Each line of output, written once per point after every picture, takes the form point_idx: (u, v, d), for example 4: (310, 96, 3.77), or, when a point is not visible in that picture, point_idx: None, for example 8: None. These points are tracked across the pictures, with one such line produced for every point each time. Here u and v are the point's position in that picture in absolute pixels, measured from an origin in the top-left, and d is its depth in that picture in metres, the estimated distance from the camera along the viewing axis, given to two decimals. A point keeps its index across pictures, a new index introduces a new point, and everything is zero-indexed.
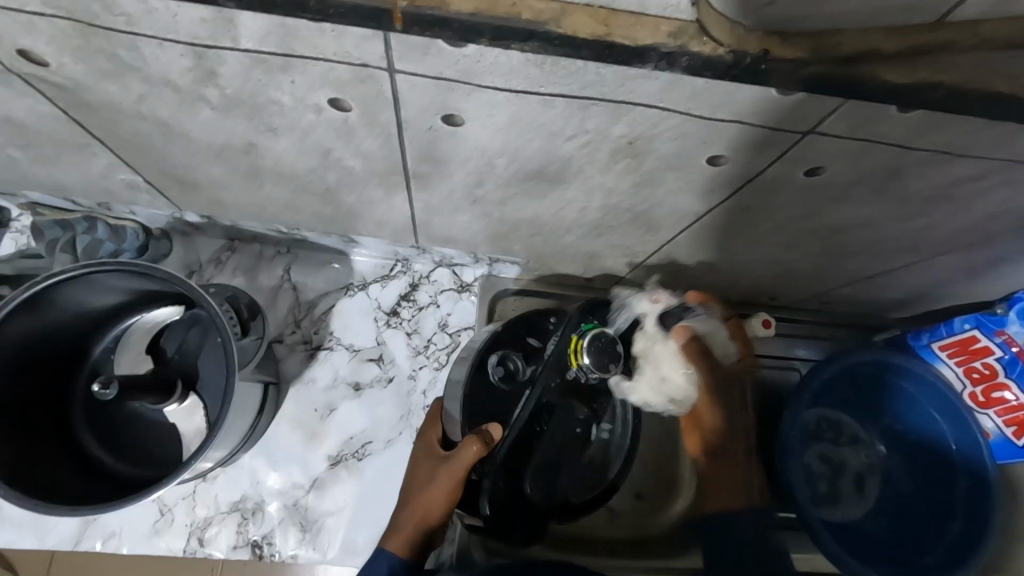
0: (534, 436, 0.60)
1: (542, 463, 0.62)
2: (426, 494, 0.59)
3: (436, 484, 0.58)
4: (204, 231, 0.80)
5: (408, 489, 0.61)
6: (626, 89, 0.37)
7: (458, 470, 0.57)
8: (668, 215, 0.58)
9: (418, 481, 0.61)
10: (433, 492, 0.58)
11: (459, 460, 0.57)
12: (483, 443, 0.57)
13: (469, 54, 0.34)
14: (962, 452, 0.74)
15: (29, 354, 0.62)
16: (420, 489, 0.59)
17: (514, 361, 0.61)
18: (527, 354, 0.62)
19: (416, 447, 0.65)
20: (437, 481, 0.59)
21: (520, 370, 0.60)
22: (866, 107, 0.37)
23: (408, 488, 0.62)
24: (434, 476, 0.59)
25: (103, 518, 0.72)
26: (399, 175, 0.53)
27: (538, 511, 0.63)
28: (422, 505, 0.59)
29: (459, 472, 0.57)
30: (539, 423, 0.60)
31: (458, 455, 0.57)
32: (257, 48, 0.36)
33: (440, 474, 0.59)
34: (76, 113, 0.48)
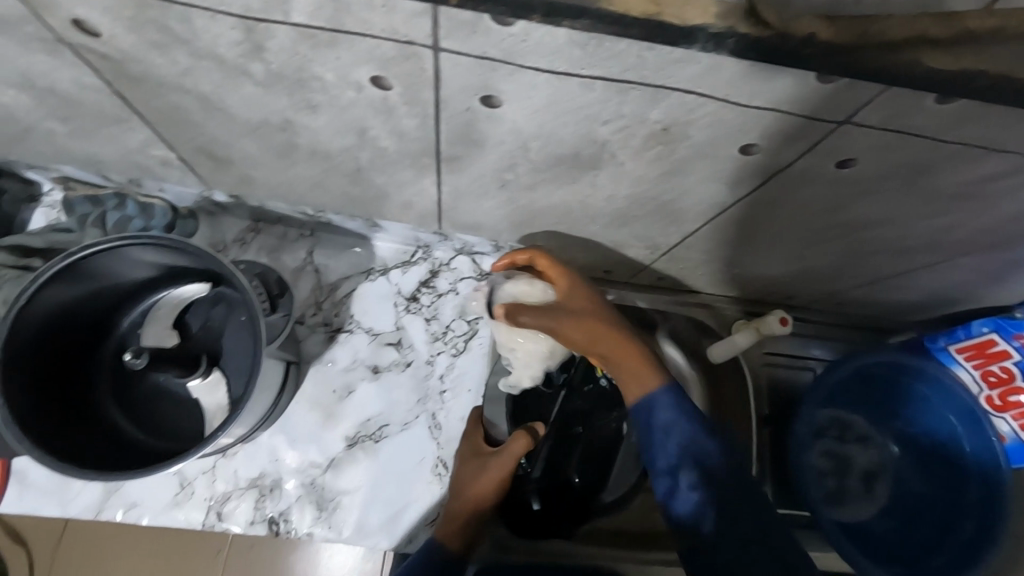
0: (573, 434, 0.73)
1: (584, 459, 0.74)
2: (478, 484, 0.64)
3: (489, 474, 0.64)
4: (230, 211, 0.81)
5: (458, 484, 0.66)
6: (665, 73, 0.38)
7: (509, 460, 0.64)
8: (694, 206, 0.58)
9: (468, 475, 0.66)
10: (486, 482, 0.64)
11: (509, 451, 0.64)
12: (531, 436, 0.64)
13: (516, 33, 0.35)
14: (976, 456, 0.74)
15: (62, 324, 0.63)
16: (472, 480, 0.65)
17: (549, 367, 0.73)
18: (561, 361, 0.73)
19: (460, 450, 0.71)
20: (489, 472, 0.64)
21: (555, 375, 0.73)
22: (902, 98, 0.37)
23: (457, 483, 0.66)
24: (484, 468, 0.65)
25: (125, 489, 0.73)
26: (432, 157, 0.54)
27: (580, 498, 0.74)
28: (475, 495, 0.63)
29: (510, 462, 0.63)
30: (575, 424, 0.73)
31: (508, 448, 0.64)
32: (307, 22, 0.37)
33: (491, 466, 0.65)
34: (120, 87, 0.49)
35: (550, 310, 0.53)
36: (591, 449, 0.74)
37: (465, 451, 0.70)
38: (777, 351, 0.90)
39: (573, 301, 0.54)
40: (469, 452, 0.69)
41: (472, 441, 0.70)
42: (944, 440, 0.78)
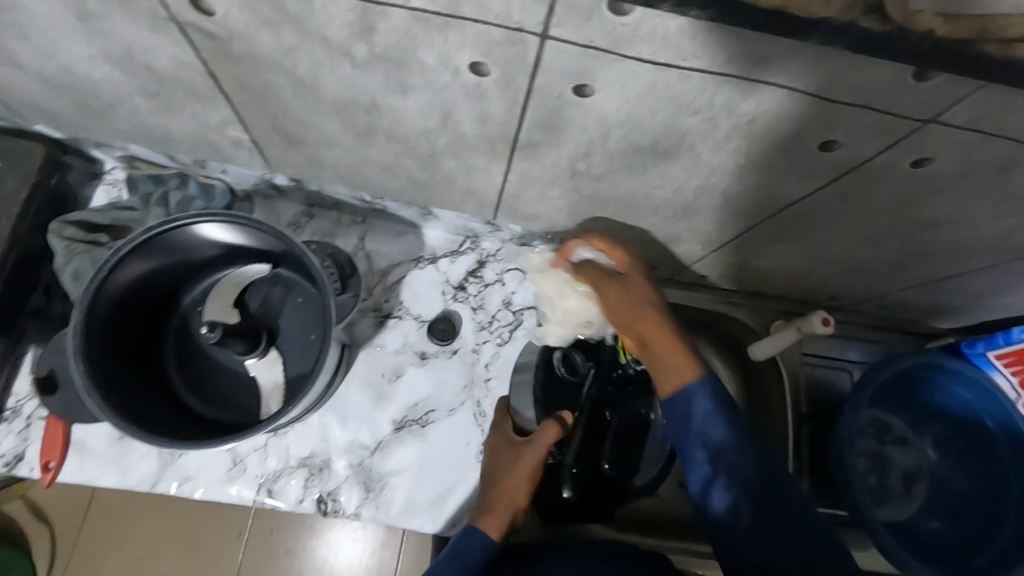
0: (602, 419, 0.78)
1: (614, 443, 0.79)
2: (515, 473, 0.66)
3: (524, 462, 0.67)
4: (286, 196, 0.82)
5: (493, 475, 0.69)
6: (767, 65, 0.39)
7: (542, 448, 0.67)
8: (760, 200, 0.59)
9: (503, 465, 0.68)
10: (521, 469, 0.66)
11: (543, 439, 0.67)
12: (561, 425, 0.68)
13: (630, 22, 0.37)
14: (1014, 458, 0.75)
15: (136, 295, 0.65)
16: (508, 469, 0.67)
17: (575, 357, 0.80)
18: (585, 352, 0.81)
19: (490, 441, 0.74)
20: (523, 460, 0.67)
21: (581, 364, 0.80)
22: (998, 96, 0.39)
23: (491, 475, 0.69)
24: (519, 457, 0.68)
25: (180, 463, 0.74)
26: (509, 144, 0.56)
27: (614, 484, 0.79)
28: (512, 483, 0.66)
29: (543, 449, 0.67)
30: (604, 410, 0.79)
31: (540, 436, 0.68)
32: (425, 6, 0.38)
33: (525, 454, 0.68)
34: (215, 65, 0.50)
35: (608, 284, 0.64)
36: (619, 433, 0.80)
37: (496, 442, 0.72)
38: (814, 351, 0.91)
39: (632, 282, 0.63)
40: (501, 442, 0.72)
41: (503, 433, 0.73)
42: (984, 442, 0.79)
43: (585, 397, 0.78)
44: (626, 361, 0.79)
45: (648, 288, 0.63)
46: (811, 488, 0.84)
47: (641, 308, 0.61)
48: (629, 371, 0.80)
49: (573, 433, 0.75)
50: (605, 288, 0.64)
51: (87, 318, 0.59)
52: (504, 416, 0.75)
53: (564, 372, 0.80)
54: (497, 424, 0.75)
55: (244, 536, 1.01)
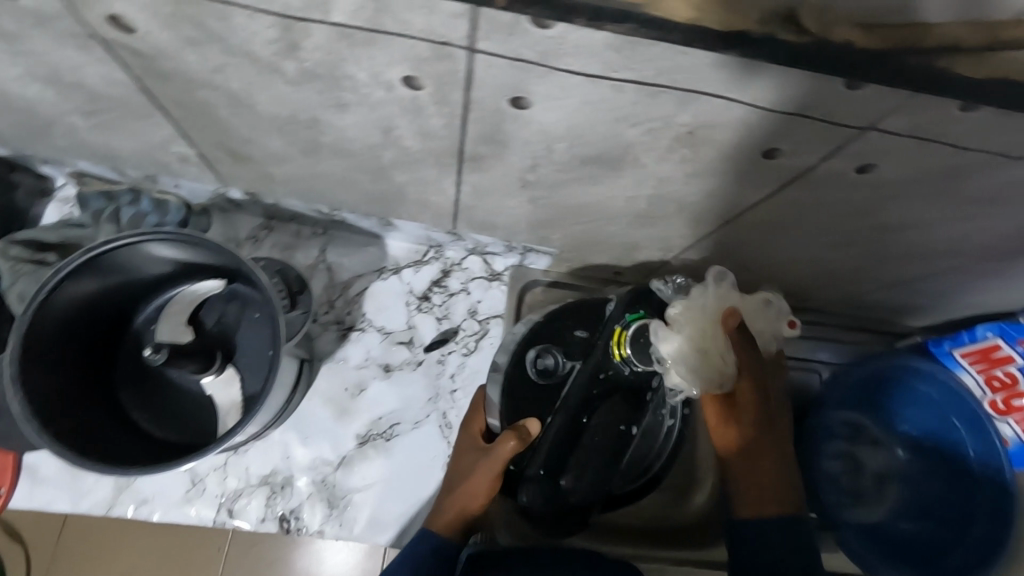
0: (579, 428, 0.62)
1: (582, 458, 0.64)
2: (468, 481, 0.62)
3: (477, 474, 0.62)
4: (244, 209, 0.81)
5: (451, 478, 0.65)
6: (699, 76, 0.38)
7: (497, 461, 0.61)
8: (715, 208, 0.59)
9: (461, 470, 0.64)
10: (473, 481, 0.62)
11: (496, 452, 0.61)
12: (519, 438, 0.60)
13: (554, 35, 0.36)
14: (979, 456, 0.73)
15: (82, 318, 0.63)
16: (462, 477, 0.63)
17: (553, 356, 0.65)
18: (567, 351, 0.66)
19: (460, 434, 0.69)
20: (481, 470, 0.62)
21: (559, 365, 0.64)
22: (932, 105, 0.38)
23: (451, 477, 0.65)
24: (474, 466, 0.63)
25: (136, 485, 0.73)
26: (455, 156, 0.55)
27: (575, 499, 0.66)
28: (464, 493, 0.62)
29: (496, 464, 0.60)
30: (584, 414, 0.62)
31: (495, 449, 0.61)
32: (346, 22, 0.37)
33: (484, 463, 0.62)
34: (148, 82, 0.49)
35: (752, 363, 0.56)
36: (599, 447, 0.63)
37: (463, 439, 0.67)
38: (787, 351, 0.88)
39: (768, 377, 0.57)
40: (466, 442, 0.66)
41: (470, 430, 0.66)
42: (950, 442, 0.77)
43: (566, 397, 0.61)
44: (621, 361, 0.60)
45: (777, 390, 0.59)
46: None
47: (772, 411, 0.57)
48: (623, 374, 0.61)
49: (541, 437, 0.61)
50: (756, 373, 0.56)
51: (24, 344, 0.56)
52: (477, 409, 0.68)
53: (536, 372, 0.65)
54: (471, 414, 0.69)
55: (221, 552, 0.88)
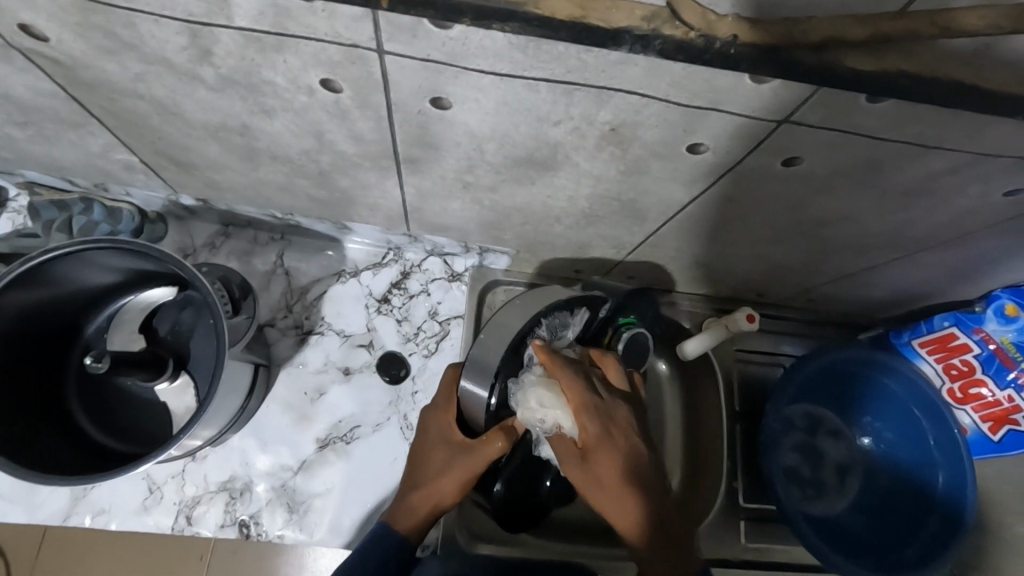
0: None
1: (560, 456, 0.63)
2: (442, 478, 0.58)
3: (454, 473, 0.58)
4: (199, 215, 0.81)
5: (420, 470, 0.61)
6: (607, 74, 0.38)
7: (480, 463, 0.57)
8: (655, 205, 0.59)
9: (433, 465, 0.59)
10: (449, 480, 0.58)
11: (480, 454, 0.56)
12: (507, 441, 0.56)
13: (455, 36, 0.36)
14: (940, 447, 0.74)
15: (26, 329, 0.63)
16: (436, 475, 0.59)
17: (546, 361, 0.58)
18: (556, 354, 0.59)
19: (427, 417, 0.63)
20: (456, 468, 0.58)
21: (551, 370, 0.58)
22: (838, 96, 0.38)
23: (420, 469, 0.61)
24: (450, 465, 0.58)
25: (93, 495, 0.73)
26: (391, 159, 0.55)
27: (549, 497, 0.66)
28: (435, 490, 0.59)
29: (477, 466, 0.57)
30: None
31: (477, 450, 0.56)
32: (251, 27, 0.37)
33: (460, 460, 0.58)
34: (74, 91, 0.49)
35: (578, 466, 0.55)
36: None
37: (433, 428, 0.61)
38: (748, 348, 0.88)
39: (598, 463, 0.55)
40: (438, 433, 0.60)
41: (443, 418, 0.61)
42: (912, 435, 0.77)
43: None
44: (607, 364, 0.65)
45: (618, 460, 0.55)
46: (744, 484, 0.82)
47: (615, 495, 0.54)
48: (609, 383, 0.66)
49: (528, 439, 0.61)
50: (585, 482, 0.55)
51: None
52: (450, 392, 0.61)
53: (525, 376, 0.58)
54: (440, 395, 0.62)
55: (205, 560, 0.82)
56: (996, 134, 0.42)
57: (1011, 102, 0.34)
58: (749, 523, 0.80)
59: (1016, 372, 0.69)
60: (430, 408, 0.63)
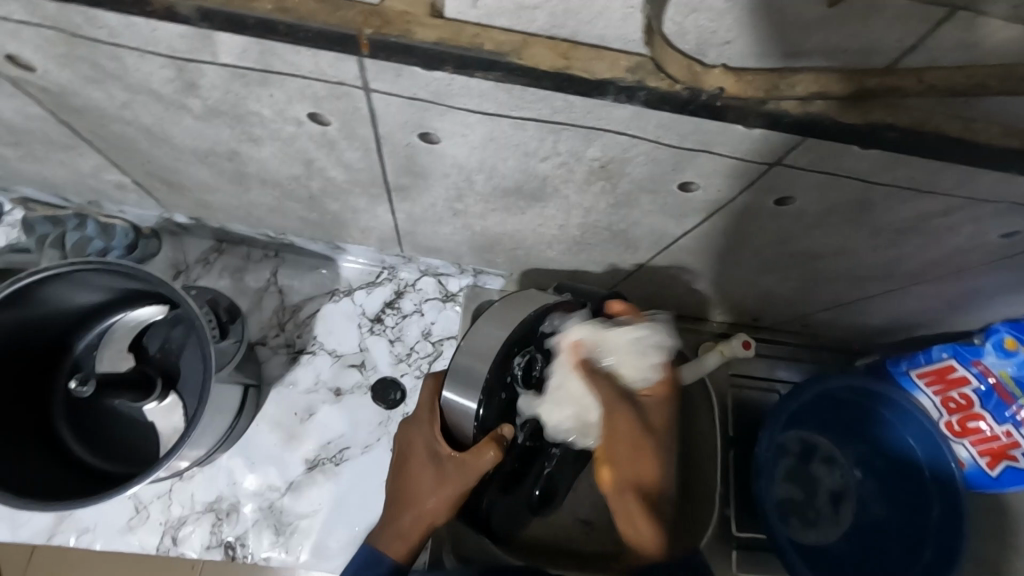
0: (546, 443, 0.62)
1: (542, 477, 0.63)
2: (436, 493, 0.56)
3: (448, 487, 0.56)
4: (192, 231, 0.81)
5: (410, 484, 0.58)
6: (594, 116, 0.38)
7: (474, 474, 0.54)
8: (646, 236, 0.58)
9: (423, 480, 0.57)
10: (440, 496, 0.56)
11: (472, 467, 0.54)
12: (499, 449, 0.53)
13: (440, 78, 0.35)
14: (938, 482, 0.74)
15: (13, 349, 0.63)
16: (428, 488, 0.57)
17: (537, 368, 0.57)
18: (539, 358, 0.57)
19: (412, 429, 0.60)
20: (445, 487, 0.56)
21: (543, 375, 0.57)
22: (830, 143, 0.38)
23: (410, 483, 0.58)
24: (442, 478, 0.56)
25: (77, 514, 0.73)
26: (381, 187, 0.55)
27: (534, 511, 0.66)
28: (428, 506, 0.57)
29: (472, 477, 0.55)
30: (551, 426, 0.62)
31: (470, 463, 0.54)
32: (235, 64, 0.37)
33: (448, 480, 0.56)
34: (63, 115, 0.49)
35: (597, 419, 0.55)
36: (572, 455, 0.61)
37: (419, 440, 0.59)
38: (746, 372, 0.86)
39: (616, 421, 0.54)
40: (425, 445, 0.58)
41: (429, 431, 0.58)
42: (905, 465, 0.77)
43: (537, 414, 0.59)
44: None
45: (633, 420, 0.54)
46: (737, 511, 0.81)
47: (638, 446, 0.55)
48: None
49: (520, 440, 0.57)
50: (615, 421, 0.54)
51: None
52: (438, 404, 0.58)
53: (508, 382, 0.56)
54: (424, 407, 0.60)
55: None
56: (988, 181, 0.41)
57: (1000, 154, 0.34)
58: (742, 551, 0.79)
59: (1015, 408, 0.69)
60: (415, 420, 0.61)
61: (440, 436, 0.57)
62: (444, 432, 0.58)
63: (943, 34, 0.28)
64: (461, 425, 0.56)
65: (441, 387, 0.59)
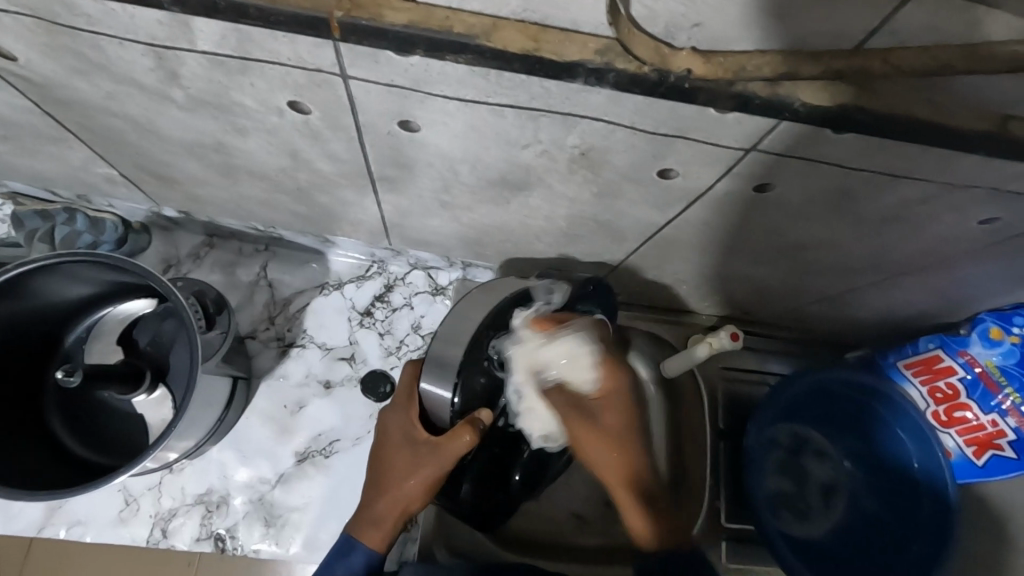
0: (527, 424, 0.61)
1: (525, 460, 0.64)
2: (411, 479, 0.57)
3: (424, 471, 0.57)
4: (183, 226, 0.82)
5: (385, 470, 0.59)
6: (571, 102, 0.38)
7: (450, 458, 0.55)
8: (631, 226, 0.58)
9: (398, 467, 0.58)
10: (416, 482, 0.57)
11: (448, 451, 0.55)
12: (475, 433, 0.54)
13: (416, 63, 0.36)
14: (924, 472, 0.73)
15: (2, 341, 0.63)
16: (403, 473, 0.57)
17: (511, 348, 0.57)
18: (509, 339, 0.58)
19: (388, 414, 0.61)
20: (420, 473, 0.57)
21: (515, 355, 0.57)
22: (804, 128, 0.38)
23: (385, 469, 0.59)
24: (418, 463, 0.57)
25: (68, 506, 0.73)
26: (368, 179, 0.55)
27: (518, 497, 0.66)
28: (403, 492, 0.57)
29: (448, 462, 0.56)
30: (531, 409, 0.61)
31: (447, 447, 0.55)
32: (214, 51, 0.37)
33: (423, 465, 0.57)
34: (48, 107, 0.49)
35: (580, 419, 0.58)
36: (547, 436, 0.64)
37: (395, 426, 0.59)
38: (735, 364, 0.87)
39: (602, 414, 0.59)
40: (402, 431, 0.59)
41: (406, 416, 0.59)
42: (897, 458, 0.76)
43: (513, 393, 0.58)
44: None
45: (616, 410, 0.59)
46: (727, 503, 0.81)
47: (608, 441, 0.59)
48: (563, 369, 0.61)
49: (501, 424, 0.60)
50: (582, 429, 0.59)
51: None
52: (414, 390, 0.59)
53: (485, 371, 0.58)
54: (402, 392, 0.60)
55: None
56: (965, 165, 0.41)
57: (971, 137, 0.34)
58: (732, 542, 0.79)
59: (1001, 397, 0.68)
60: (392, 406, 0.61)
61: (417, 421, 0.58)
62: (421, 417, 0.59)
63: (907, 15, 0.29)
64: (439, 412, 0.58)
65: (418, 372, 0.60)
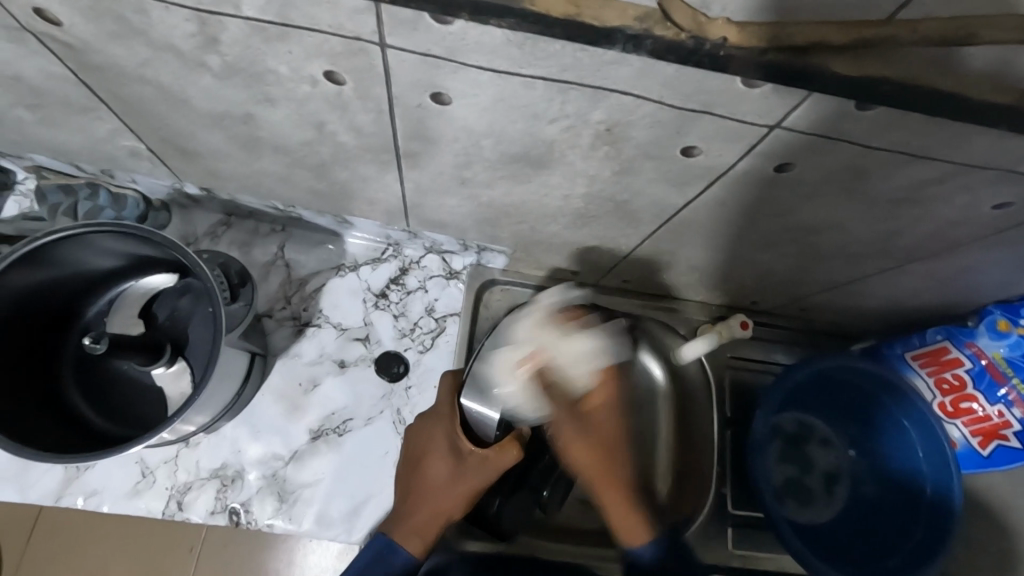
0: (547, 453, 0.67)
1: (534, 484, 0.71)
2: (455, 488, 0.59)
3: (469, 481, 0.59)
4: (200, 205, 0.83)
5: (424, 476, 0.60)
6: (601, 75, 0.39)
7: (495, 467, 0.58)
8: (647, 207, 0.59)
9: (440, 477, 0.59)
10: (461, 490, 0.59)
11: (496, 462, 0.58)
12: (521, 446, 0.58)
13: (455, 32, 0.37)
14: (929, 460, 0.74)
15: (25, 308, 0.65)
16: (448, 480, 0.59)
17: None
18: None
19: (429, 425, 0.63)
20: (464, 481, 0.59)
21: None
22: (830, 102, 0.39)
23: (429, 474, 0.60)
24: (465, 472, 0.59)
25: (85, 477, 0.74)
26: (391, 153, 0.56)
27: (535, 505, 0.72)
28: (450, 496, 0.59)
29: (495, 471, 0.59)
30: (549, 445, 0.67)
31: (496, 456, 0.58)
32: (257, 17, 0.39)
33: (468, 474, 0.59)
34: (83, 74, 0.51)
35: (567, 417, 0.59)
36: None
37: (439, 434, 0.61)
38: (743, 355, 0.87)
39: (593, 416, 0.60)
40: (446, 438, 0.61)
41: (449, 426, 0.61)
42: (901, 446, 0.77)
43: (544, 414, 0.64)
44: None
45: (610, 415, 0.61)
46: (733, 491, 0.80)
47: (596, 443, 0.59)
48: None
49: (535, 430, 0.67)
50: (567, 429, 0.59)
51: None
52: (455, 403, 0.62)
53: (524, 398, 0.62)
54: (444, 403, 0.63)
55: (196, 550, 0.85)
56: (985, 144, 0.43)
57: (988, 110, 0.36)
58: (737, 529, 0.78)
59: (1006, 388, 0.71)
60: (432, 416, 0.64)
61: (461, 431, 0.60)
62: (463, 426, 0.61)
63: None
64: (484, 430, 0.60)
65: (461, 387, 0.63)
